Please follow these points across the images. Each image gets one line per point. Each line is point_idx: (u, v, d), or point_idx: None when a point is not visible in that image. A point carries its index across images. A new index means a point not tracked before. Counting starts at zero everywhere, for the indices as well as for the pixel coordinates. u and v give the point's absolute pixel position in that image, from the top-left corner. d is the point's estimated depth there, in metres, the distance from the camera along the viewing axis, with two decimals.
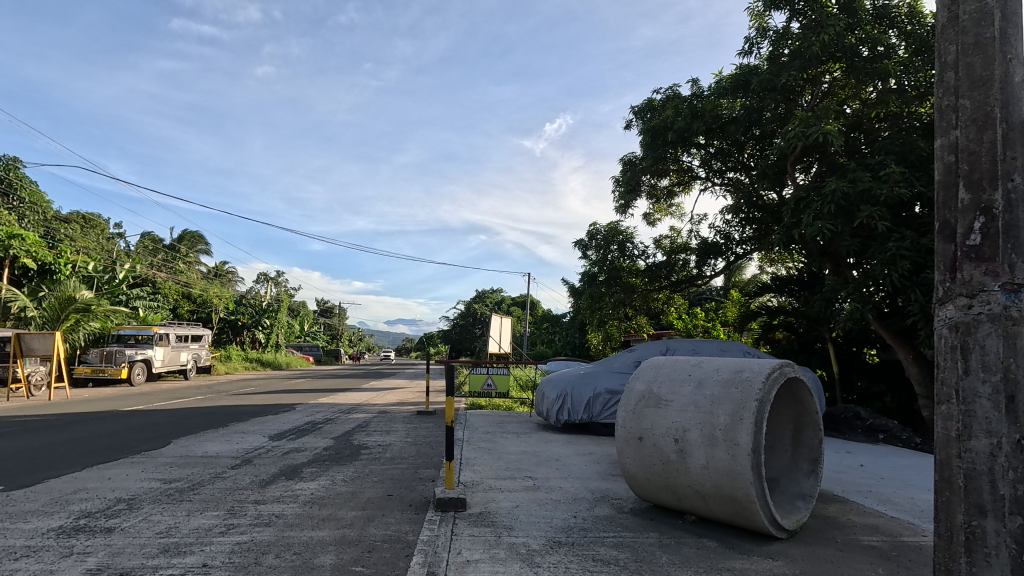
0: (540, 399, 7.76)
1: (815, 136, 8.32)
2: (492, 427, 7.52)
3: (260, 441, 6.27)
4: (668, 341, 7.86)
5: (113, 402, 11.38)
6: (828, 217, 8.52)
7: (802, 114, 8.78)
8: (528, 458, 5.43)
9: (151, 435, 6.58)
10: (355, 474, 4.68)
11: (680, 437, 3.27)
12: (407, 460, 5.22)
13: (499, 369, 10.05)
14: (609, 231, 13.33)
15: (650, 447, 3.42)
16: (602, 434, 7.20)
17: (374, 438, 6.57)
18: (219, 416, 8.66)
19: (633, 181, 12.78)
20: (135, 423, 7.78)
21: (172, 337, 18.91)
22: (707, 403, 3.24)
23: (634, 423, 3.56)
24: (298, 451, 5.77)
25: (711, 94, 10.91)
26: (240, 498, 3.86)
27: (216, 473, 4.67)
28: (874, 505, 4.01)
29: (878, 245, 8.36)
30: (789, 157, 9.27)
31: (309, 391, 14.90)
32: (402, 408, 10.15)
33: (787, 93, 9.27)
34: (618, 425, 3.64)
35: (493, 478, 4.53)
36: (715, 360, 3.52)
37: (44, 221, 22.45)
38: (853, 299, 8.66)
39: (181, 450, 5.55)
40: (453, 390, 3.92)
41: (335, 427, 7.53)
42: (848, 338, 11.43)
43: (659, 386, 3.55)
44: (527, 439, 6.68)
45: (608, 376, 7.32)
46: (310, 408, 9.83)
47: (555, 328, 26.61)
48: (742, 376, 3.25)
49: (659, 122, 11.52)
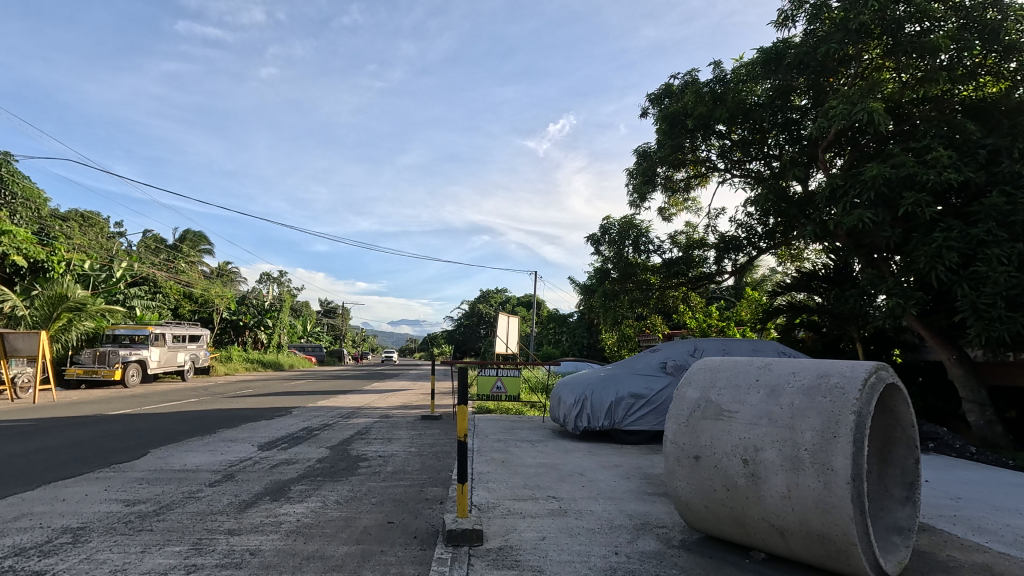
0: (555, 404, 7.11)
1: (860, 113, 7.82)
2: (504, 435, 6.87)
3: (248, 452, 5.63)
4: (695, 340, 7.23)
5: (100, 406, 10.76)
6: (868, 205, 7.90)
7: (847, 90, 8.27)
8: (548, 472, 4.78)
9: (129, 444, 5.95)
10: (350, 494, 4.03)
11: (751, 459, 2.63)
12: (411, 476, 4.58)
13: (509, 370, 9.40)
14: (623, 225, 12.66)
15: (709, 469, 2.78)
16: (625, 443, 6.56)
17: (374, 448, 5.94)
18: (209, 422, 8.05)
19: (649, 172, 12.10)
20: (115, 430, 7.17)
21: (168, 336, 18.34)
22: (785, 416, 2.59)
23: (688, 439, 2.91)
24: (289, 463, 5.12)
25: (736, 77, 10.33)
26: (210, 527, 3.22)
27: (191, 493, 4.03)
28: (966, 534, 3.36)
29: (922, 235, 7.72)
30: (824, 141, 8.71)
31: (309, 393, 14.27)
32: (406, 412, 9.51)
33: (822, 71, 8.90)
34: (667, 440, 3.00)
35: (511, 499, 3.87)
36: (787, 362, 2.87)
37: (39, 220, 21.96)
38: (895, 294, 7.97)
39: (156, 464, 4.91)
40: (466, 398, 3.26)
41: (333, 435, 6.90)
42: (876, 338, 10.88)
43: (718, 394, 2.89)
44: (543, 448, 6.03)
45: (631, 379, 6.70)
46: (307, 413, 9.19)
47: (562, 327, 25.94)
48: (830, 382, 2.60)
49: (678, 108, 10.91)
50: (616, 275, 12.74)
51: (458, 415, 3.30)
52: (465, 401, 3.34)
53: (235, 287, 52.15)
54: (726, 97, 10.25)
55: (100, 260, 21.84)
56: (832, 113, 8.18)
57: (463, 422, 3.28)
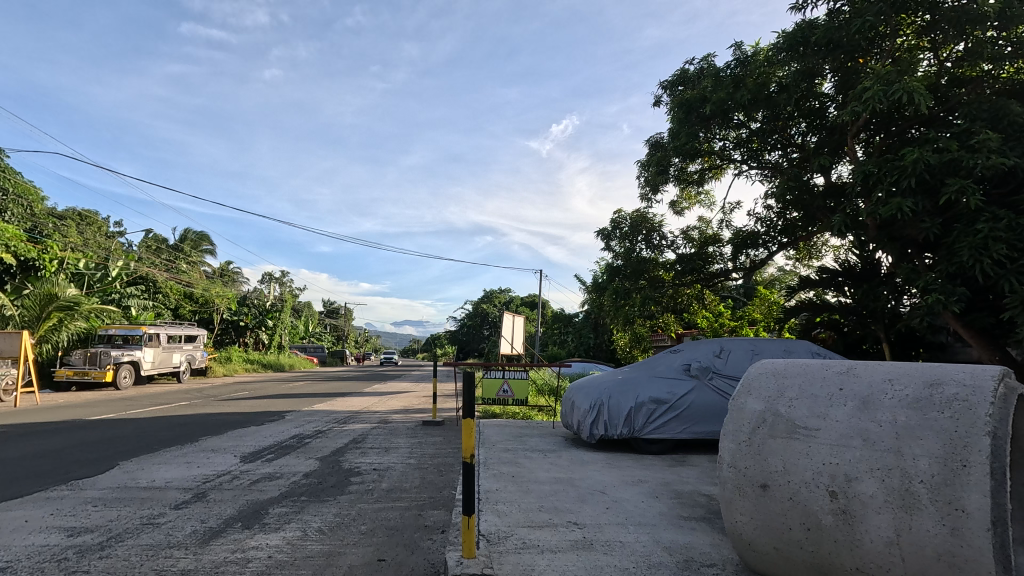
0: (568, 410, 6.53)
1: (899, 93, 7.10)
2: (513, 443, 6.29)
3: (228, 464, 5.05)
4: (720, 340, 6.67)
5: (85, 409, 10.22)
6: (907, 193, 7.27)
7: (881, 69, 7.62)
8: (565, 490, 4.20)
9: (98, 455, 5.38)
10: (337, 519, 3.44)
11: (841, 492, 2.21)
12: (409, 496, 4.00)
13: (517, 372, 8.83)
14: (635, 219, 12.06)
15: (782, 501, 2.34)
16: (647, 452, 5.98)
17: (370, 459, 5.35)
18: (193, 428, 7.48)
19: (663, 163, 11.49)
20: (90, 437, 6.61)
21: (163, 336, 17.78)
22: (888, 439, 2.19)
23: (751, 463, 2.45)
24: (271, 479, 4.52)
25: (756, 61, 9.72)
26: (159, 569, 2.63)
27: (149, 518, 3.43)
28: None
29: (964, 227, 7.15)
30: (854, 126, 8.08)
31: (307, 395, 13.73)
32: (406, 417, 8.94)
33: (852, 51, 8.30)
34: (725, 464, 2.53)
35: (526, 527, 3.30)
36: (872, 366, 2.46)
37: (30, 218, 21.42)
38: (935, 290, 7.32)
39: (121, 480, 4.33)
40: (473, 409, 2.67)
41: (325, 443, 6.33)
42: (903, 338, 10.35)
43: (791, 407, 2.45)
44: (557, 460, 5.45)
45: (652, 383, 6.13)
46: (300, 418, 8.61)
47: (568, 327, 25.32)
48: (943, 394, 2.20)
49: (695, 95, 10.29)
50: (627, 272, 12.14)
51: (463, 431, 2.70)
52: (470, 414, 2.75)
53: (236, 286, 51.64)
54: (747, 81, 9.66)
55: (95, 258, 21.32)
56: (865, 95, 7.45)
57: (468, 438, 2.68)
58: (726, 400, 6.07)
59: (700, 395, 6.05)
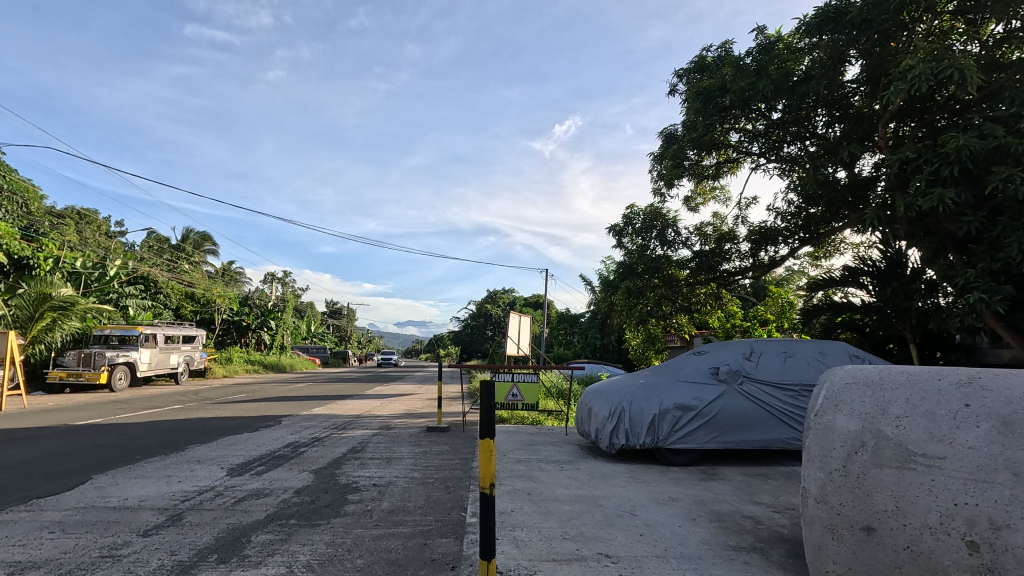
0: (584, 417, 6.06)
1: (949, 71, 6.59)
2: (526, 453, 5.81)
3: (213, 478, 4.57)
4: (748, 341, 6.19)
5: (73, 413, 9.76)
6: (948, 182, 6.79)
7: (924, 46, 7.09)
8: (590, 511, 3.71)
9: (71, 467, 4.90)
10: (328, 551, 2.95)
11: (984, 542, 2.22)
12: (413, 520, 3.51)
13: (526, 375, 8.33)
14: (649, 214, 11.56)
15: (884, 547, 2.41)
16: (671, 464, 5.49)
17: (369, 472, 4.86)
18: (183, 435, 7.01)
19: (678, 156, 10.99)
20: (71, 445, 6.16)
21: (160, 337, 17.31)
22: None
23: (854, 504, 2.51)
24: (258, 497, 4.03)
25: (779, 46, 9.21)
26: None
27: (110, 549, 2.95)
28: None
29: (1011, 219, 6.66)
30: (888, 114, 7.63)
31: (308, 397, 13.26)
32: (410, 422, 8.44)
33: (886, 32, 7.80)
34: (825, 505, 2.58)
35: (550, 562, 2.82)
36: (1001, 377, 2.48)
37: (27, 216, 20.98)
38: (977, 288, 6.77)
39: (88, 498, 3.84)
40: (494, 429, 2.19)
41: (322, 452, 5.84)
42: (929, 338, 9.87)
43: (908, 437, 2.47)
44: (576, 473, 4.96)
45: (677, 387, 5.65)
46: (298, 423, 8.13)
47: (574, 328, 24.78)
48: None
49: (713, 83, 9.77)
50: (639, 270, 11.63)
51: (480, 454, 2.21)
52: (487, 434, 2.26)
53: (239, 286, 51.22)
54: (769, 67, 9.11)
55: (93, 257, 20.89)
56: (909, 73, 6.86)
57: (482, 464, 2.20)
58: (757, 406, 5.60)
59: (729, 400, 5.57)
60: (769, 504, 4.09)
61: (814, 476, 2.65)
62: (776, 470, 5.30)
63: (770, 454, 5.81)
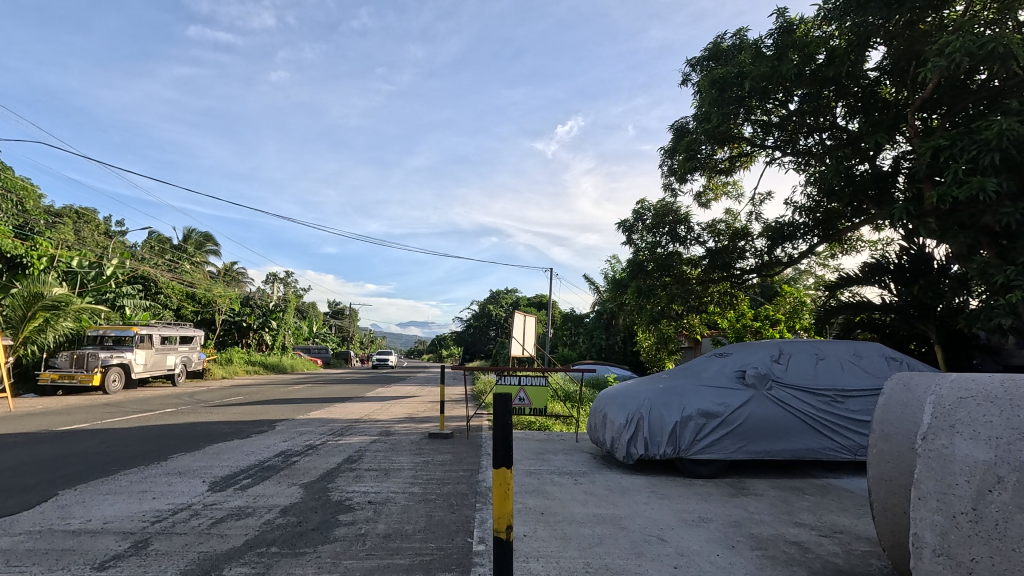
0: (598, 424, 5.62)
1: (993, 45, 6.10)
2: (537, 464, 5.37)
3: (192, 495, 4.14)
4: (776, 342, 5.74)
5: (59, 417, 9.34)
6: (988, 170, 6.32)
7: (962, 22, 6.61)
8: (614, 538, 3.25)
9: (39, 480, 4.48)
10: None
11: None
12: (412, 549, 3.06)
13: (534, 378, 7.89)
14: (660, 209, 11.10)
15: None
16: (694, 476, 5.05)
17: (365, 487, 4.42)
18: (170, 442, 6.58)
19: (691, 148, 10.52)
20: (47, 454, 5.72)
21: (156, 337, 16.90)
22: None
23: (991, 556, 2.07)
24: (239, 518, 3.60)
25: (800, 31, 8.78)
26: None
27: None
28: None
29: None
30: (919, 100, 7.25)
31: (307, 400, 12.84)
32: (411, 427, 8.00)
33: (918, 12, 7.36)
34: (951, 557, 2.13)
35: None
36: None
37: (22, 214, 20.60)
38: (1019, 285, 6.29)
39: (46, 520, 3.41)
40: (509, 461, 1.84)
41: (316, 462, 5.41)
42: (956, 340, 9.40)
43: None
44: (592, 488, 4.51)
45: (700, 392, 5.19)
46: (293, 429, 7.70)
47: (579, 328, 24.30)
48: None
49: (728, 70, 9.32)
50: (650, 267, 11.17)
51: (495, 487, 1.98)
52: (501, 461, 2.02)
53: (240, 287, 50.88)
54: (789, 53, 8.62)
55: (89, 256, 20.51)
56: (947, 48, 6.39)
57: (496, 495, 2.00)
58: (788, 413, 5.14)
59: (757, 406, 5.11)
60: (813, 526, 3.66)
61: (936, 521, 2.24)
62: (809, 483, 4.87)
63: (800, 464, 5.38)
